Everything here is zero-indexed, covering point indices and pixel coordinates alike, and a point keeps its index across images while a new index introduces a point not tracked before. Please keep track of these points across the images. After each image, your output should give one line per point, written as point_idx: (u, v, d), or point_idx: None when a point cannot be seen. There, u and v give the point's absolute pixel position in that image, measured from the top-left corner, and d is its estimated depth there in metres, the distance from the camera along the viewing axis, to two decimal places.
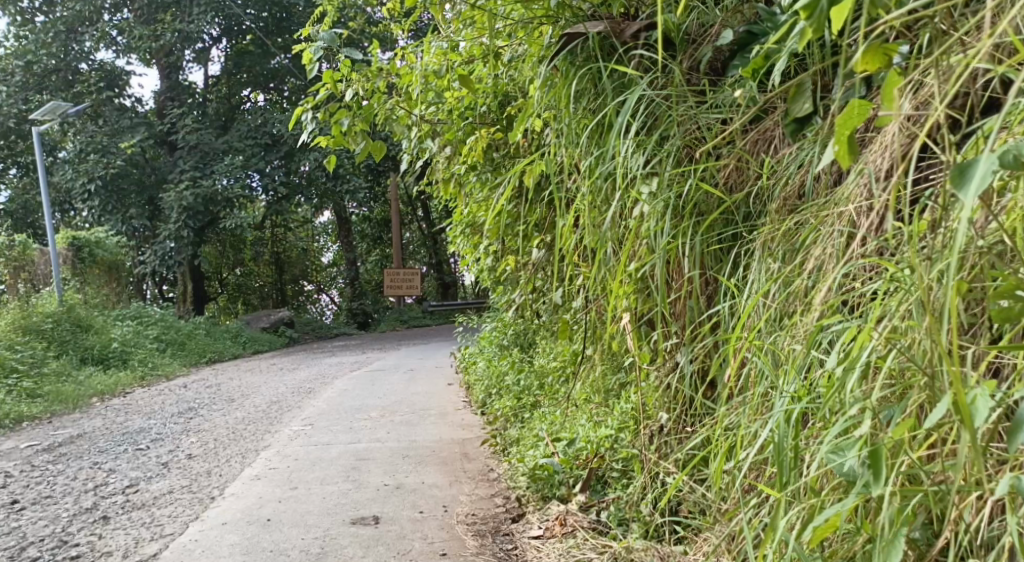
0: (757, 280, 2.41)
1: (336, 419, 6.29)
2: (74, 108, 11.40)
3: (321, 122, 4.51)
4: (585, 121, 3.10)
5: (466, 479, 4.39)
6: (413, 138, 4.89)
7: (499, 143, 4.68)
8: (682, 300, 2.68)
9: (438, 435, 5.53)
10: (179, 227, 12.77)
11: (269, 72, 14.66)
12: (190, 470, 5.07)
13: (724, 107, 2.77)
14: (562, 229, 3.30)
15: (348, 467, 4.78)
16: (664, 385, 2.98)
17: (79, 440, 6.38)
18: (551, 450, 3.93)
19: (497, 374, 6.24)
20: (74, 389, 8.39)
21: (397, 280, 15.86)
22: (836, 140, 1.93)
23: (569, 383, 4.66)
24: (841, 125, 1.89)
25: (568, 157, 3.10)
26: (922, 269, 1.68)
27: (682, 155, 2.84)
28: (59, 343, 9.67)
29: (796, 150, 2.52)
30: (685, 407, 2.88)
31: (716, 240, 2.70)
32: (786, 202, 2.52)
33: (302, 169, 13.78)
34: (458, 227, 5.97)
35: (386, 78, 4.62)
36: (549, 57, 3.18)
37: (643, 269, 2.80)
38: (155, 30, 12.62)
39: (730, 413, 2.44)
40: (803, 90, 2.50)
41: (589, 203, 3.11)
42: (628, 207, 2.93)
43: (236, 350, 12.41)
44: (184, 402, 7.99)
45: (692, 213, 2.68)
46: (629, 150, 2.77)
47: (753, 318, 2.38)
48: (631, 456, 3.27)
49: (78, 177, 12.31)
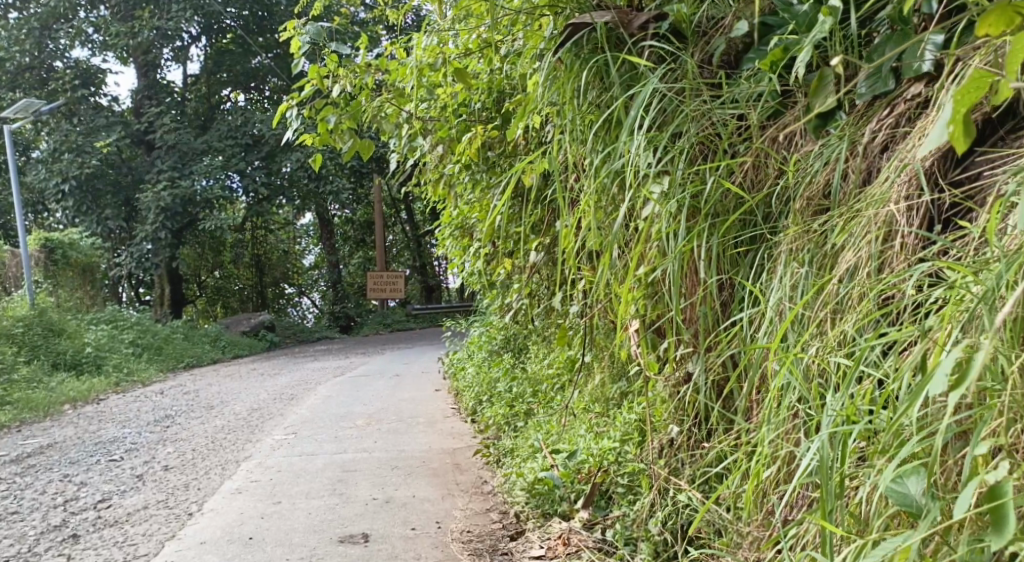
0: (781, 286, 2.19)
1: (320, 427, 6.08)
2: (47, 106, 11.14)
3: (308, 119, 4.38)
4: (591, 117, 2.95)
5: (458, 492, 4.20)
6: (402, 136, 4.70)
7: (494, 142, 4.50)
8: (695, 306, 2.49)
9: (428, 444, 5.34)
10: (156, 229, 12.51)
11: (251, 71, 14.42)
12: (166, 483, 4.85)
13: (740, 103, 2.57)
14: (567, 230, 3.12)
15: (334, 480, 4.58)
16: (676, 397, 2.82)
17: (50, 450, 6.14)
18: (549, 462, 3.75)
19: (489, 380, 6.06)
20: (46, 395, 8.13)
21: (380, 283, 15.64)
22: (946, 120, 1.63)
23: (567, 390, 4.50)
24: (959, 100, 1.59)
25: (574, 154, 2.97)
26: (1008, 281, 1.55)
27: (696, 152, 2.64)
28: (30, 348, 9.43)
29: (820, 147, 2.32)
30: (698, 421, 2.68)
31: (732, 244, 2.51)
32: (809, 201, 2.30)
33: (283, 169, 13.54)
34: (448, 229, 5.79)
35: (374, 74, 4.45)
36: (552, 49, 3.02)
37: (654, 274, 2.63)
38: (132, 28, 12.36)
39: (751, 428, 2.28)
40: (826, 84, 2.33)
41: (595, 203, 2.95)
42: (637, 207, 2.74)
43: (215, 355, 12.15)
44: (160, 409, 7.76)
45: (705, 215, 2.49)
46: (640, 146, 2.59)
47: (774, 328, 2.18)
48: (638, 470, 3.11)
49: (53, 177, 12.03)
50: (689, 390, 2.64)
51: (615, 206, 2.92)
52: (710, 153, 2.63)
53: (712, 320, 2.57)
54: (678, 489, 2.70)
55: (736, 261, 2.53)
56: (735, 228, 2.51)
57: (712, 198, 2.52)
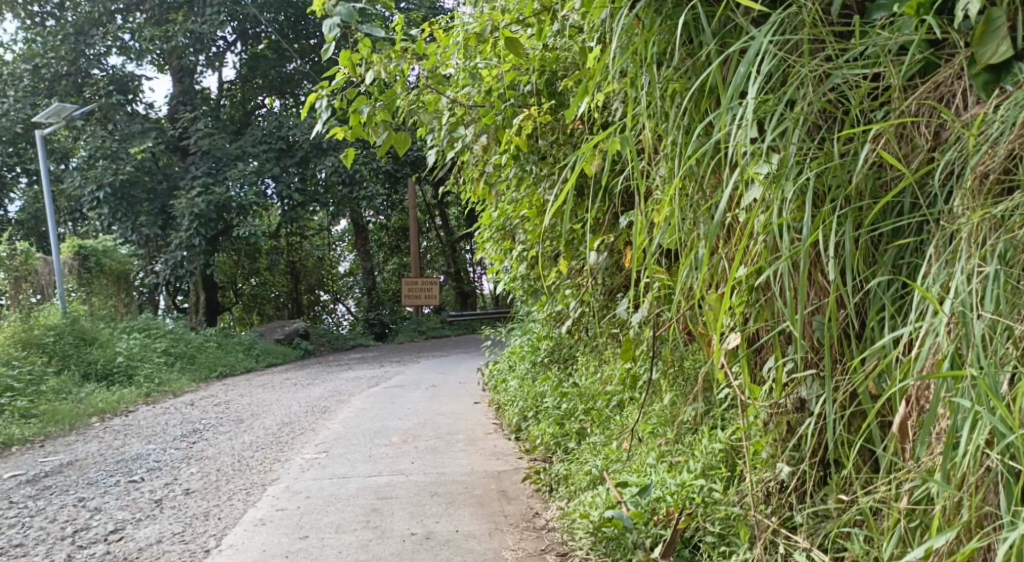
0: (962, 297, 1.70)
1: (353, 445, 5.60)
2: (79, 110, 10.68)
3: (337, 110, 3.96)
4: (677, 86, 2.46)
5: (507, 527, 3.69)
6: (443, 126, 4.15)
7: (545, 128, 3.94)
8: (827, 317, 2.01)
9: (471, 466, 4.82)
10: (190, 236, 12.12)
11: (285, 77, 14.04)
12: (185, 511, 4.38)
13: (874, 57, 2.04)
14: (643, 226, 2.64)
15: (368, 509, 4.08)
16: (784, 427, 2.34)
17: (69, 469, 5.71)
18: (616, 498, 3.21)
19: (535, 394, 5.53)
20: (73, 408, 7.74)
21: (415, 289, 15.17)
22: None
23: (629, 411, 3.98)
24: None
25: (653, 134, 2.48)
26: None
27: (818, 121, 2.12)
28: (61, 358, 9.07)
29: (1000, 106, 1.81)
30: (820, 459, 2.20)
31: (870, 238, 2.01)
32: (988, 178, 1.79)
33: (318, 175, 13.18)
34: (488, 232, 5.27)
35: (411, 62, 3.99)
36: (629, 4, 2.51)
37: (761, 277, 2.15)
38: (166, 31, 12.03)
39: (913, 479, 1.78)
40: (997, 27, 1.83)
41: (680, 192, 2.47)
42: (739, 192, 2.25)
43: (248, 363, 11.74)
44: (188, 422, 7.32)
45: (837, 203, 1.99)
46: (747, 113, 2.08)
47: (963, 350, 1.68)
48: (734, 515, 2.59)
49: (87, 183, 11.69)
50: (808, 427, 2.16)
51: (704, 194, 2.47)
52: (836, 122, 2.13)
53: (841, 337, 2.09)
54: (792, 546, 2.20)
55: (875, 260, 2.03)
56: (877, 213, 2.00)
57: (845, 177, 2.01)
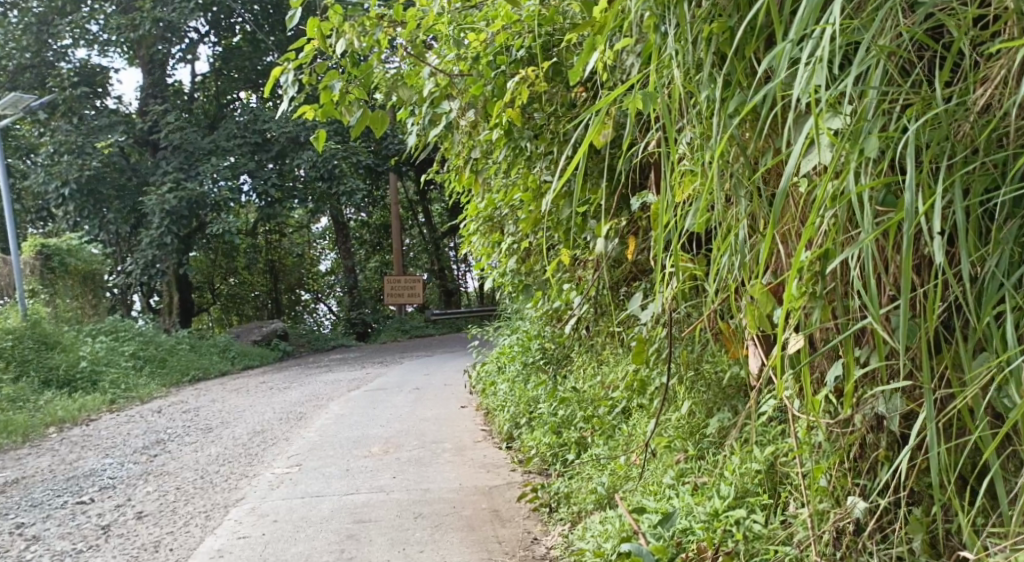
0: None
1: (329, 457, 5.10)
2: (39, 101, 10.01)
3: (306, 86, 3.42)
4: (716, 26, 1.98)
5: (502, 557, 3.21)
6: (423, 104, 3.67)
7: (541, 100, 3.46)
8: (930, 311, 1.57)
9: (459, 480, 4.32)
10: (161, 234, 11.50)
11: (263, 69, 13.41)
12: (135, 539, 3.85)
13: None
14: (668, 204, 2.17)
15: (342, 535, 3.57)
16: (856, 452, 1.90)
17: (13, 489, 5.16)
18: (631, 527, 2.70)
19: (529, 399, 5.03)
20: (29, 418, 7.17)
21: (397, 288, 14.60)
22: None
23: (637, 419, 3.51)
24: None
25: (682, 89, 2.01)
26: None
27: (908, 57, 1.66)
28: (18, 364, 8.50)
29: None
30: (909, 489, 1.77)
31: (984, 207, 1.57)
32: None
33: (296, 170, 12.57)
34: (474, 223, 4.72)
35: (387, 31, 3.42)
36: None
37: (834, 264, 1.69)
38: (134, 20, 11.42)
39: None
40: None
41: (719, 160, 2.01)
42: (801, 154, 1.78)
43: (224, 366, 11.16)
44: (153, 432, 6.76)
45: (942, 165, 1.55)
46: (816, 49, 1.60)
47: None
48: (787, 554, 2.15)
49: (52, 180, 11.06)
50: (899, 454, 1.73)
51: (749, 161, 2.01)
52: (929, 64, 1.68)
53: (942, 337, 1.66)
54: None
55: (986, 238, 1.60)
56: (993, 178, 1.56)
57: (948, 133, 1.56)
